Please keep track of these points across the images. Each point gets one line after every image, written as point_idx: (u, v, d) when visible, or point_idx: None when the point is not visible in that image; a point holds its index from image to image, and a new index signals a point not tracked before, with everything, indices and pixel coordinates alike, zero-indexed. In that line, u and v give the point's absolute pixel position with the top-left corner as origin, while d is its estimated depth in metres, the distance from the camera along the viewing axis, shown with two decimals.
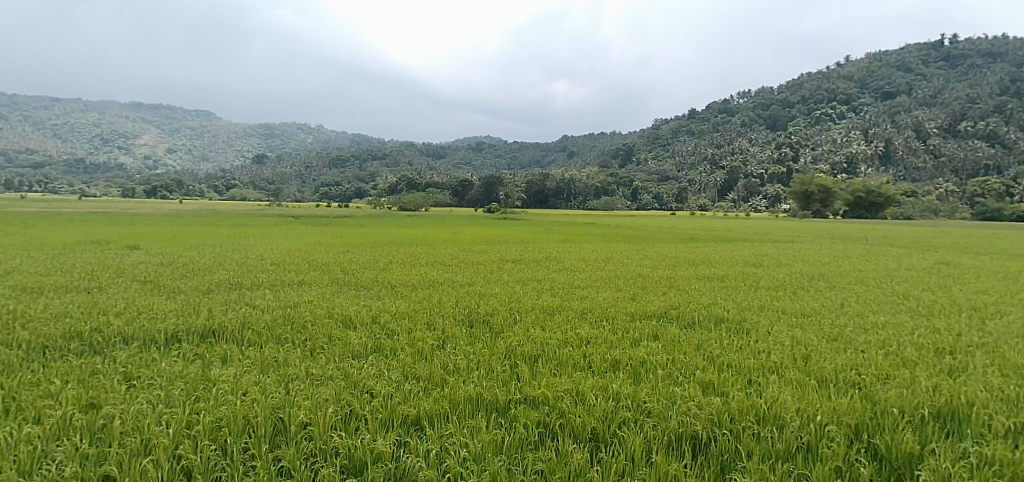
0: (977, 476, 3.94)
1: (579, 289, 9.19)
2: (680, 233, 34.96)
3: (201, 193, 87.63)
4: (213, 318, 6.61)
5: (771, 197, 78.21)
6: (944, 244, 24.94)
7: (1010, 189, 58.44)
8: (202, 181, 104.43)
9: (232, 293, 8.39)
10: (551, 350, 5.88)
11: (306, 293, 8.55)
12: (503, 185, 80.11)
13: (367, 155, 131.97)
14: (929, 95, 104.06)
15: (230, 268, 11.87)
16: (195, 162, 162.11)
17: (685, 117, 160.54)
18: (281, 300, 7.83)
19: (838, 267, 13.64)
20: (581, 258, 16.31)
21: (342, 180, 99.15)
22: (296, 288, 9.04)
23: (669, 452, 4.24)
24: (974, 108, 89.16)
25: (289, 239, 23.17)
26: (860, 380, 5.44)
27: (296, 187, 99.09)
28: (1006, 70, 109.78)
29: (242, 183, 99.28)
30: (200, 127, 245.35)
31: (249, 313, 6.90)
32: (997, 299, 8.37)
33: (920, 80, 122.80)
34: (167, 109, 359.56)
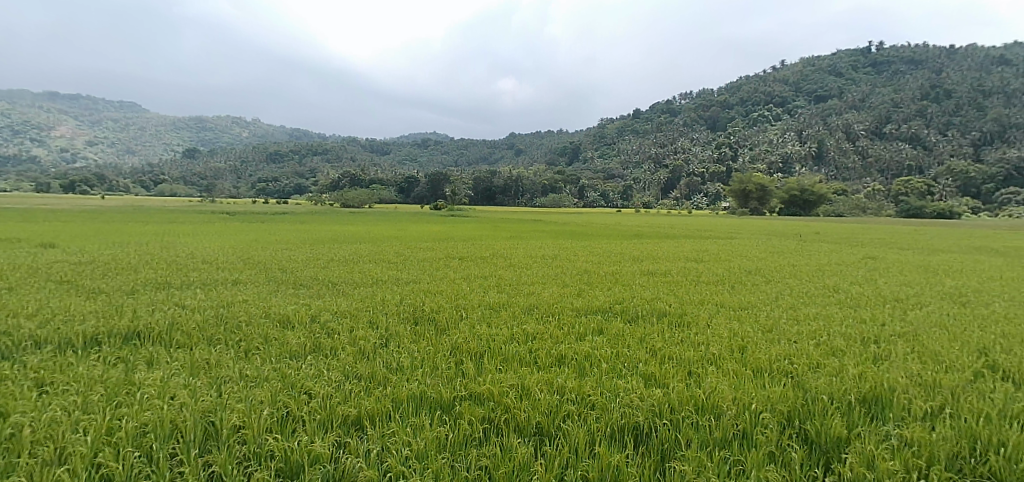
0: (900, 459, 4.18)
1: (526, 286, 9.25)
2: (624, 229, 35.80)
3: (126, 190, 83.21)
4: (138, 320, 6.32)
5: (712, 195, 80.95)
6: (869, 240, 26.36)
7: (931, 188, 62.78)
8: (128, 175, 98.60)
9: (161, 293, 8.04)
10: (498, 347, 5.87)
11: (242, 292, 8.24)
12: (449, 182, 79.86)
13: (309, 151, 128.58)
14: (859, 99, 110.28)
15: (158, 267, 11.33)
16: (119, 156, 153.33)
17: (633, 116, 164.29)
18: (214, 300, 7.56)
19: (772, 262, 14.19)
20: (529, 255, 16.40)
21: (280, 175, 95.96)
22: (229, 288, 8.75)
23: (611, 442, 4.34)
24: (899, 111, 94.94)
25: (219, 237, 22.39)
26: (793, 369, 5.67)
27: (231, 183, 95.37)
28: (928, 76, 117.64)
29: (172, 178, 94.58)
30: (131, 120, 232.74)
31: (177, 313, 6.63)
32: (917, 291, 8.93)
33: (850, 85, 129.77)
34: (93, 101, 338.87)
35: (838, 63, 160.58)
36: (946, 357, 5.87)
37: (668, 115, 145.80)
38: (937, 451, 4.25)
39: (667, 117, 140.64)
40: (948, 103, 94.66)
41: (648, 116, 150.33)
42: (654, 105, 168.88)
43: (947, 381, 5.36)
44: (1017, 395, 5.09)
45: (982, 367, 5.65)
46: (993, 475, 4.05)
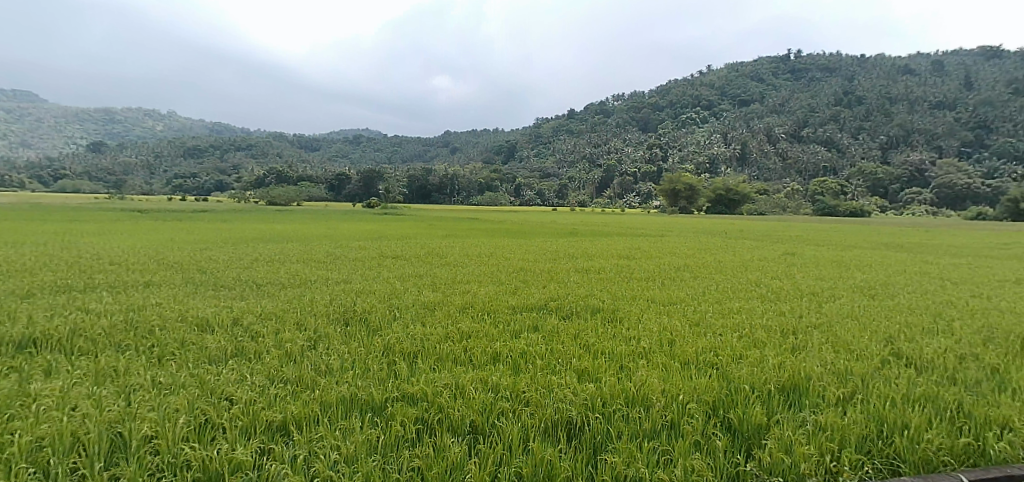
0: (815, 443, 4.46)
1: (461, 284, 9.22)
2: (559, 227, 36.42)
3: (21, 187, 76.53)
4: (32, 327, 5.83)
5: (643, 194, 83.96)
6: (786, 236, 27.98)
7: (844, 188, 67.97)
8: (24, 170, 90.39)
9: (60, 298, 7.46)
10: (431, 346, 5.84)
11: (156, 295, 7.81)
12: (383, 179, 78.78)
13: (231, 147, 123.02)
14: (779, 104, 117.32)
15: (56, 269, 10.57)
16: (14, 149, 140.32)
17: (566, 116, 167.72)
18: (124, 303, 7.12)
19: (697, 258, 14.83)
20: (465, 253, 16.40)
21: (200, 171, 91.30)
22: (140, 291, 8.22)
23: (545, 437, 4.41)
24: (815, 115, 101.66)
25: (128, 236, 21.23)
26: (718, 360, 5.93)
27: (144, 179, 89.58)
28: (841, 83, 126.50)
29: (75, 174, 87.61)
30: (31, 112, 213.97)
31: (80, 319, 6.18)
32: (831, 284, 9.55)
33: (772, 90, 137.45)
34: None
35: (761, 69, 170.11)
36: (856, 346, 6.30)
37: (601, 115, 149.42)
38: (849, 434, 4.57)
39: (601, 117, 144.03)
40: (858, 108, 102.09)
41: (585, 116, 153.24)
42: (589, 105, 172.95)
43: (858, 369, 5.75)
44: (915, 379, 5.55)
45: (888, 355, 6.10)
46: (897, 454, 4.39)
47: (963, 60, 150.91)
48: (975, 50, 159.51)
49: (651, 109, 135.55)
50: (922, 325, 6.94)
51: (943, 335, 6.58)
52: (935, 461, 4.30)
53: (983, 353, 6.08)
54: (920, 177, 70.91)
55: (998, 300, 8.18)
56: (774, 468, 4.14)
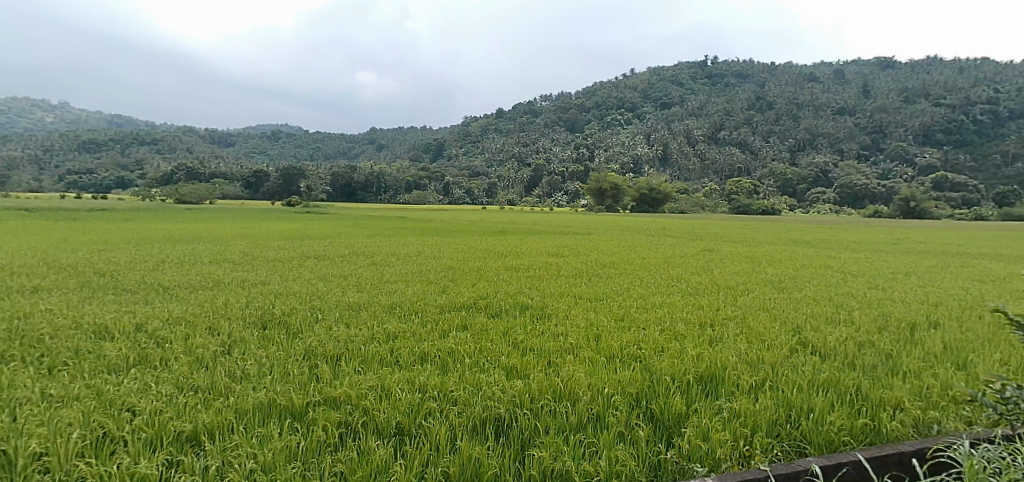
0: (731, 429, 4.71)
1: (388, 284, 9.08)
2: (489, 225, 36.74)
3: None
4: None
5: (571, 193, 86.53)
6: (704, 234, 29.49)
7: (756, 189, 72.82)
8: None
9: None
10: (357, 347, 5.71)
11: (46, 301, 7.19)
12: (304, 177, 76.61)
13: (134, 141, 115.12)
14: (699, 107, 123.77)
15: None
16: None
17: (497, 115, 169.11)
18: (7, 311, 6.50)
19: (622, 255, 15.41)
20: (395, 252, 16.21)
21: (98, 167, 84.94)
22: (26, 296, 7.54)
23: (472, 436, 4.40)
24: (731, 118, 108.12)
25: (13, 237, 19.64)
26: (641, 353, 6.15)
27: (33, 176, 82.22)
28: (756, 88, 134.86)
29: None
30: None
31: None
32: (745, 279, 10.15)
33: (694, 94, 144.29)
34: None
35: (683, 73, 178.58)
36: (768, 336, 6.71)
37: (531, 114, 151.63)
38: (760, 419, 4.87)
39: (528, 117, 145.09)
40: (772, 111, 109.23)
41: (514, 116, 154.15)
42: (518, 105, 175.23)
43: (768, 357, 6.13)
44: (818, 365, 5.99)
45: (794, 344, 6.55)
46: (802, 437, 4.73)
47: (859, 70, 164.47)
48: (869, 60, 174.30)
49: (578, 110, 138.35)
50: (825, 315, 7.51)
51: (843, 324, 7.15)
52: (837, 442, 4.67)
53: (879, 339, 6.65)
54: (824, 178, 76.91)
55: (891, 290, 8.97)
56: (693, 455, 4.35)
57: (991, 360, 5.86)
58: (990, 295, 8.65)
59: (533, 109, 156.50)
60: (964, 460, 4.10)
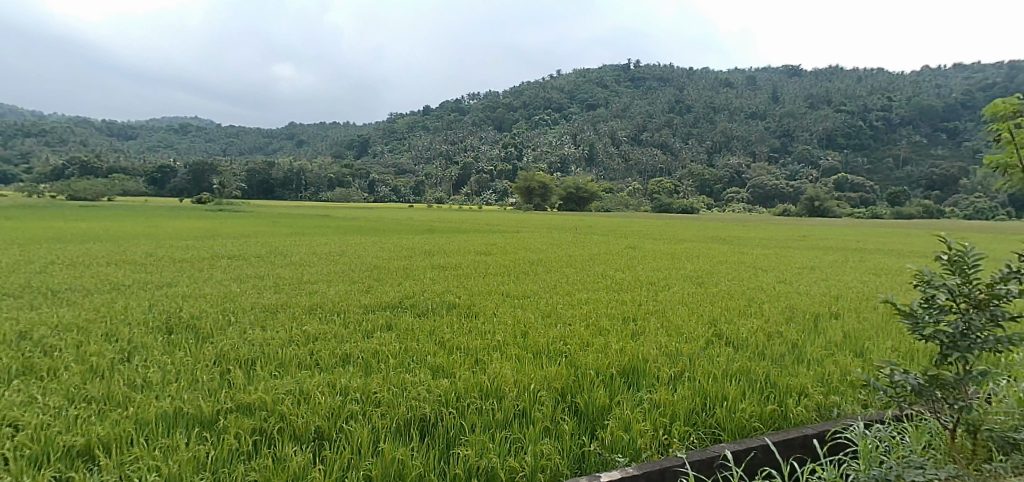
0: (651, 421, 4.88)
1: (308, 285, 8.80)
2: (415, 224, 36.59)
3: None
4: None
5: (500, 191, 87.80)
6: (626, 232, 30.63)
7: (676, 188, 76.46)
8: None
9: None
10: (274, 351, 5.51)
11: None
12: (216, 173, 73.24)
13: (22, 133, 105.00)
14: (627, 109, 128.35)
15: None
16: None
17: (427, 112, 167.92)
18: None
19: (549, 253, 15.66)
20: (316, 252, 15.75)
21: None
22: None
23: (397, 438, 4.33)
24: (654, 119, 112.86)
25: None
26: (566, 349, 6.29)
27: None
28: (681, 92, 141.24)
29: None
30: None
31: None
32: (667, 275, 10.56)
33: (623, 95, 149.45)
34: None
35: (613, 76, 184.55)
36: (685, 329, 7.03)
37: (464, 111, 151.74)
38: (678, 409, 5.09)
39: (456, 115, 143.70)
40: (697, 114, 114.70)
41: (439, 114, 151.52)
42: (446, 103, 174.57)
43: (687, 349, 6.42)
44: (733, 356, 6.33)
45: (710, 336, 6.89)
46: (716, 424, 5.00)
47: (770, 76, 174.89)
48: (778, 69, 187.20)
49: (504, 109, 138.13)
50: (740, 309, 7.94)
51: (754, 315, 7.60)
52: (748, 427, 4.97)
53: (787, 330, 7.12)
54: (738, 178, 81.93)
55: (797, 284, 9.63)
56: (616, 445, 4.50)
57: (885, 346, 6.41)
58: (883, 286, 9.46)
59: (461, 107, 155.66)
60: (856, 442, 4.53)
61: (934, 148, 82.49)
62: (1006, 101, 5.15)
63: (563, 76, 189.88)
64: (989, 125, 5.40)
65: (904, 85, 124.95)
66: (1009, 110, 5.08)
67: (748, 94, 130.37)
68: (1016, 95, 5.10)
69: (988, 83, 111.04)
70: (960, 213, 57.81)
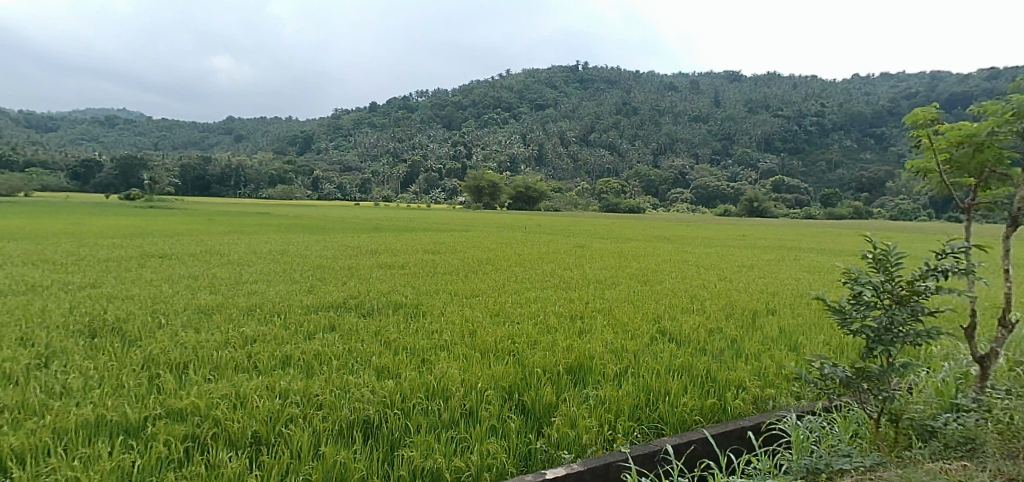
0: (597, 417, 4.96)
1: (247, 285, 8.51)
2: (361, 222, 36.05)
3: None
4: None
5: (449, 190, 87.86)
6: (574, 231, 31.07)
7: (623, 189, 78.37)
8: None
9: None
10: (208, 354, 5.31)
11: None
12: (147, 168, 69.81)
13: None
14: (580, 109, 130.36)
15: None
16: None
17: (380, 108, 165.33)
18: None
19: (498, 251, 15.70)
20: (255, 251, 15.24)
21: None
22: None
23: (337, 441, 4.24)
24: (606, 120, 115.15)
25: None
26: (515, 348, 6.32)
27: None
28: (632, 94, 144.49)
29: None
30: None
31: None
32: (613, 273, 10.78)
33: (577, 96, 151.58)
34: None
35: (566, 76, 187.04)
36: (631, 326, 7.19)
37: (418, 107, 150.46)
38: (623, 405, 5.19)
39: (408, 111, 141.87)
40: (648, 115, 117.64)
41: (387, 111, 148.56)
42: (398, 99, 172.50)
43: (631, 346, 6.57)
44: (676, 352, 6.52)
45: (654, 333, 7.07)
46: (659, 418, 5.13)
47: (712, 80, 180.78)
48: (719, 74, 194.62)
49: (453, 108, 136.78)
50: (683, 306, 8.19)
51: (696, 312, 7.85)
52: (689, 421, 5.13)
53: (726, 325, 7.41)
54: (682, 179, 84.77)
55: (736, 282, 10.01)
56: (563, 442, 4.56)
57: (817, 341, 6.74)
58: (815, 284, 9.96)
59: (412, 104, 153.50)
60: (789, 432, 4.75)
61: (863, 152, 87.45)
62: (924, 109, 5.23)
63: (515, 75, 190.09)
64: (912, 133, 5.52)
65: (836, 91, 131.71)
66: (928, 119, 5.18)
67: (695, 98, 134.82)
68: (932, 103, 5.20)
69: (911, 90, 118.72)
70: (887, 213, 61.58)
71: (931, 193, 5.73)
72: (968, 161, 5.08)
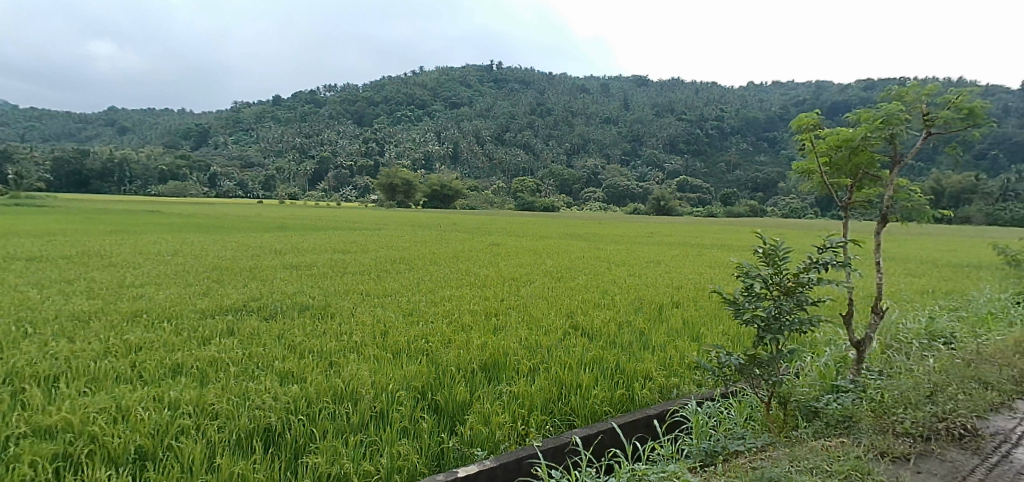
0: (510, 414, 5.00)
1: (134, 289, 7.90)
2: (262, 221, 34.31)
3: None
4: None
5: (360, 187, 86.15)
6: (489, 229, 31.30)
7: (539, 188, 79.88)
8: None
9: None
10: (86, 365, 4.89)
11: None
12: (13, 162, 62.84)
13: None
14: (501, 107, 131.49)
15: None
16: None
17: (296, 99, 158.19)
18: None
19: (412, 250, 15.56)
20: (142, 252, 14.13)
21: None
22: None
23: (236, 451, 4.03)
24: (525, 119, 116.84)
25: None
26: (428, 347, 6.29)
27: None
28: (553, 94, 147.77)
29: None
30: None
31: None
32: (529, 270, 10.95)
33: (501, 94, 152.63)
34: None
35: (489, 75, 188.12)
36: (545, 322, 7.36)
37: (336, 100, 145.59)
38: (536, 399, 5.29)
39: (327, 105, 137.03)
40: (569, 115, 120.56)
41: (297, 105, 141.77)
42: (315, 93, 165.96)
43: (545, 341, 6.72)
44: (587, 346, 6.73)
45: (567, 328, 7.28)
46: (571, 410, 5.28)
47: (621, 83, 188.16)
48: (630, 78, 203.93)
49: (372, 103, 133.63)
50: (595, 301, 8.48)
51: (608, 307, 8.15)
52: (600, 412, 5.31)
53: (635, 318, 7.76)
54: (595, 179, 87.91)
55: (645, 277, 10.48)
56: (475, 440, 4.57)
57: (716, 331, 7.21)
58: (714, 277, 10.67)
59: (325, 98, 147.69)
60: (691, 418, 5.02)
61: (758, 156, 94.88)
62: (809, 115, 5.68)
63: (430, 71, 187.41)
64: (797, 137, 5.99)
65: (732, 98, 141.14)
66: (810, 124, 5.63)
67: (608, 101, 140.16)
68: (816, 109, 5.65)
69: (798, 98, 130.08)
70: (778, 211, 67.34)
71: (815, 192, 6.25)
72: (844, 164, 5.53)
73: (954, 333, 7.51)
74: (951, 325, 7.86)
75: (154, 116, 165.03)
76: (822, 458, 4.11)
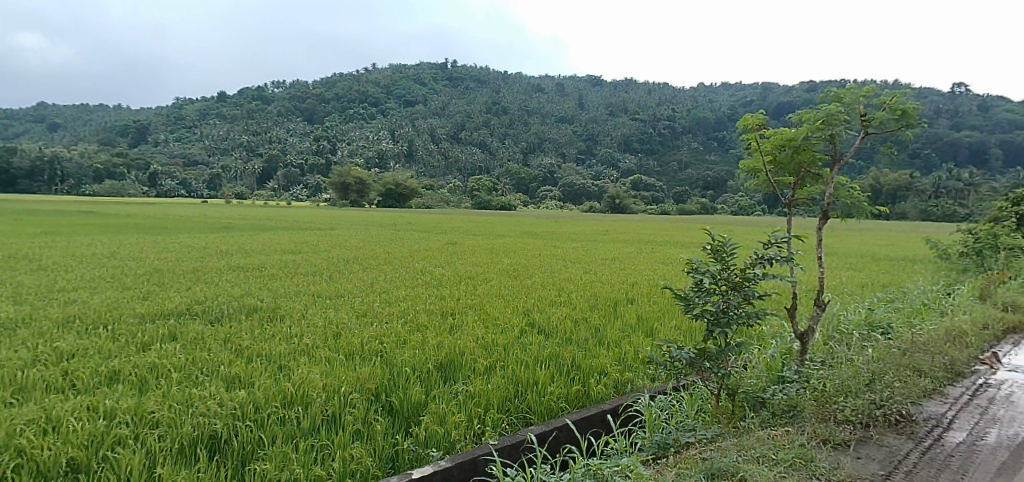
0: (466, 413, 4.99)
1: (65, 294, 7.51)
2: (206, 221, 33.04)
3: None
4: None
5: (311, 186, 84.42)
6: (445, 228, 31.11)
7: (495, 187, 79.94)
8: None
9: None
10: (13, 375, 4.64)
11: None
12: None
13: None
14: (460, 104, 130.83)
15: None
16: None
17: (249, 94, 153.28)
18: None
19: (366, 250, 15.32)
20: (73, 255, 13.39)
21: None
22: None
23: (180, 460, 3.89)
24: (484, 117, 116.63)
25: None
26: (382, 348, 6.23)
27: None
28: (513, 92, 148.08)
29: None
30: None
31: None
32: (485, 269, 10.96)
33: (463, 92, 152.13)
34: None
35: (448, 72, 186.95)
36: (500, 320, 7.40)
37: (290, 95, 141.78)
38: (492, 397, 5.30)
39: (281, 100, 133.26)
40: (528, 113, 120.96)
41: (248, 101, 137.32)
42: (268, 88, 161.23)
43: (501, 340, 6.74)
44: (544, 343, 6.79)
45: (523, 325, 7.33)
46: (527, 407, 5.32)
47: (579, 82, 190.31)
48: (587, 78, 206.55)
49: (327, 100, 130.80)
50: (551, 298, 8.56)
51: (564, 304, 8.25)
52: (556, 409, 5.36)
53: (590, 315, 7.87)
54: (551, 177, 88.64)
55: (600, 274, 10.65)
56: (430, 440, 4.55)
57: (668, 326, 7.39)
58: (666, 274, 10.93)
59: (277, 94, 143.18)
60: (644, 412, 5.13)
61: (709, 155, 97.72)
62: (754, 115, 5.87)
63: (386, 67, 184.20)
64: (744, 136, 6.15)
65: (685, 98, 144.54)
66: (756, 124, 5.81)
67: (565, 100, 141.46)
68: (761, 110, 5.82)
69: (749, 98, 134.49)
70: (729, 209, 69.52)
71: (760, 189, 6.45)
72: (788, 161, 5.73)
73: (890, 323, 7.92)
74: (888, 315, 8.30)
75: (90, 111, 156.07)
76: (767, 446, 4.26)
